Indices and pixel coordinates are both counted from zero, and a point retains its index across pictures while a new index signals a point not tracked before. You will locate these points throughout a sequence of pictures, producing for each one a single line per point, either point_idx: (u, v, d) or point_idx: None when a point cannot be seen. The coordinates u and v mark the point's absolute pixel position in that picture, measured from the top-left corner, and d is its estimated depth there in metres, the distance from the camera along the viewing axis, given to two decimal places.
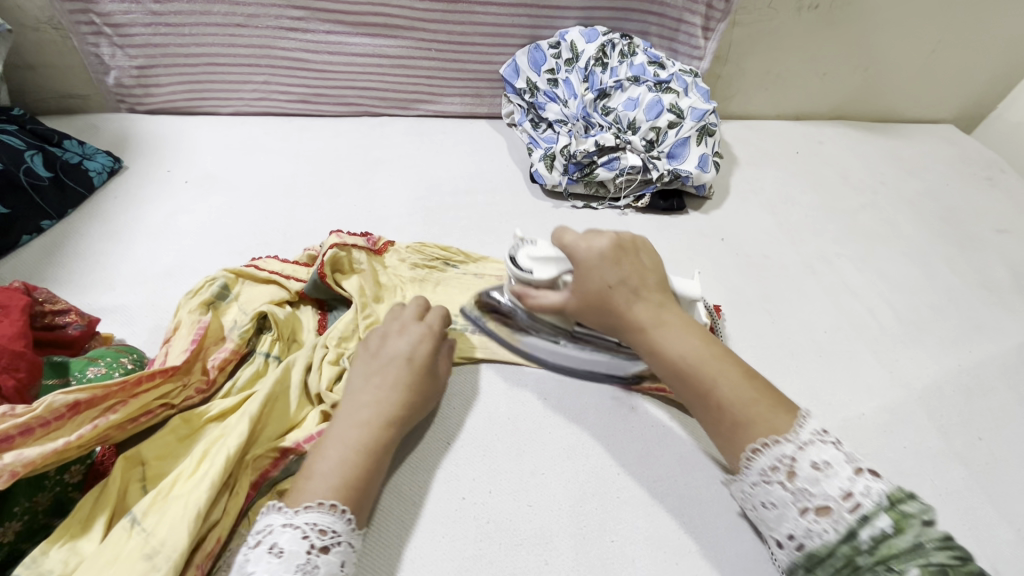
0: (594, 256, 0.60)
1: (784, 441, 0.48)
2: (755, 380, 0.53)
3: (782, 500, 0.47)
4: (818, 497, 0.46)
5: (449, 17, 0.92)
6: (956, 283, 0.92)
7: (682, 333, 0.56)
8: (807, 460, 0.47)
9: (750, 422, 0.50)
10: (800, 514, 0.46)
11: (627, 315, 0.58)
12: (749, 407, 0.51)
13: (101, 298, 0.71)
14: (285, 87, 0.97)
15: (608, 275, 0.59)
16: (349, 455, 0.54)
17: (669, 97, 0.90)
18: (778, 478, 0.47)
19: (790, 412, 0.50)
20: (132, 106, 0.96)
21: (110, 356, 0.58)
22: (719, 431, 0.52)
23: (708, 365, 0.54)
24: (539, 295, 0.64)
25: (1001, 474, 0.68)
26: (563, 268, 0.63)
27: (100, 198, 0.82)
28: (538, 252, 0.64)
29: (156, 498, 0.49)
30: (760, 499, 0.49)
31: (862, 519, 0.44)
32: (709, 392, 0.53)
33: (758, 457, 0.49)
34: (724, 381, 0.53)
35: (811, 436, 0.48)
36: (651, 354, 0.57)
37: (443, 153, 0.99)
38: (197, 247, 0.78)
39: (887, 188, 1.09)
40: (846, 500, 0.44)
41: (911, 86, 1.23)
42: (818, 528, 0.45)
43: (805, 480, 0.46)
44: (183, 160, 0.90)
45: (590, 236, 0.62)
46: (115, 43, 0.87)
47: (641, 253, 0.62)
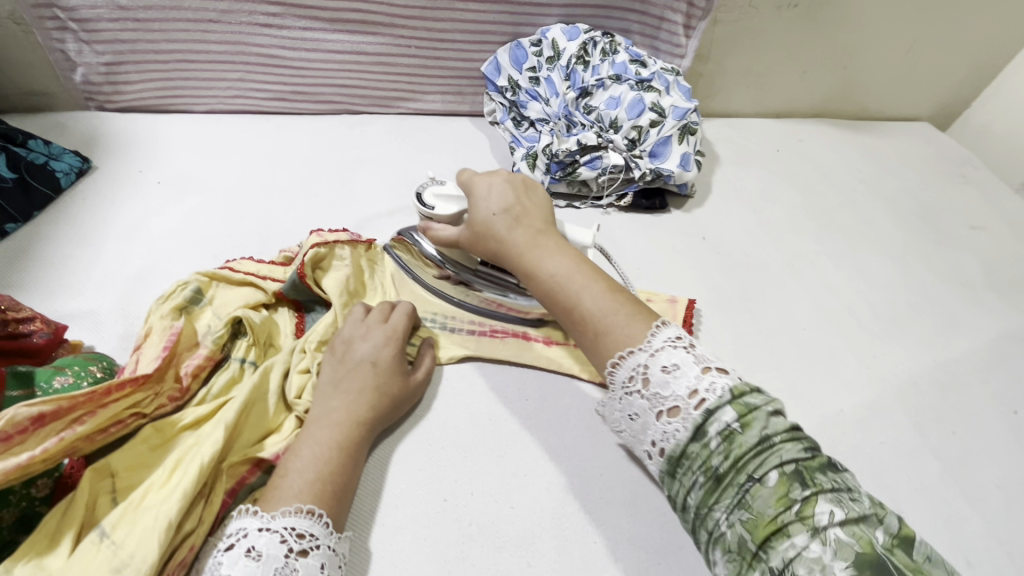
0: (485, 191, 0.66)
1: (638, 351, 0.51)
2: (613, 286, 0.57)
3: (642, 408, 0.50)
4: (669, 399, 0.48)
5: (428, 14, 0.90)
6: (932, 279, 0.94)
7: (553, 255, 0.60)
8: (658, 365, 0.49)
9: (610, 329, 0.53)
10: (658, 418, 0.48)
11: (505, 238, 0.62)
12: (609, 317, 0.54)
13: (69, 303, 0.68)
14: (262, 85, 0.95)
15: (492, 204, 0.64)
16: (325, 453, 0.54)
17: (651, 96, 0.90)
18: (636, 389, 0.50)
19: (647, 319, 0.53)
20: (101, 103, 0.93)
21: (78, 364, 0.56)
22: (587, 343, 0.55)
23: (572, 282, 0.57)
24: (438, 227, 0.69)
25: (973, 467, 0.70)
26: (461, 203, 0.69)
27: (68, 200, 0.80)
28: (443, 190, 0.70)
29: (128, 510, 0.48)
30: (627, 411, 0.52)
31: (706, 414, 0.46)
32: (575, 304, 0.56)
33: (620, 367, 0.52)
34: (587, 294, 0.56)
35: (663, 343, 0.50)
36: (528, 275, 0.60)
37: (424, 151, 0.98)
38: (169, 249, 0.76)
39: (865, 185, 1.11)
40: (691, 397, 0.47)
41: (889, 84, 1.24)
42: (672, 428, 0.47)
43: (657, 386, 0.49)
44: (155, 160, 0.87)
45: (489, 177, 0.67)
46: (81, 39, 0.84)
47: (532, 190, 0.67)
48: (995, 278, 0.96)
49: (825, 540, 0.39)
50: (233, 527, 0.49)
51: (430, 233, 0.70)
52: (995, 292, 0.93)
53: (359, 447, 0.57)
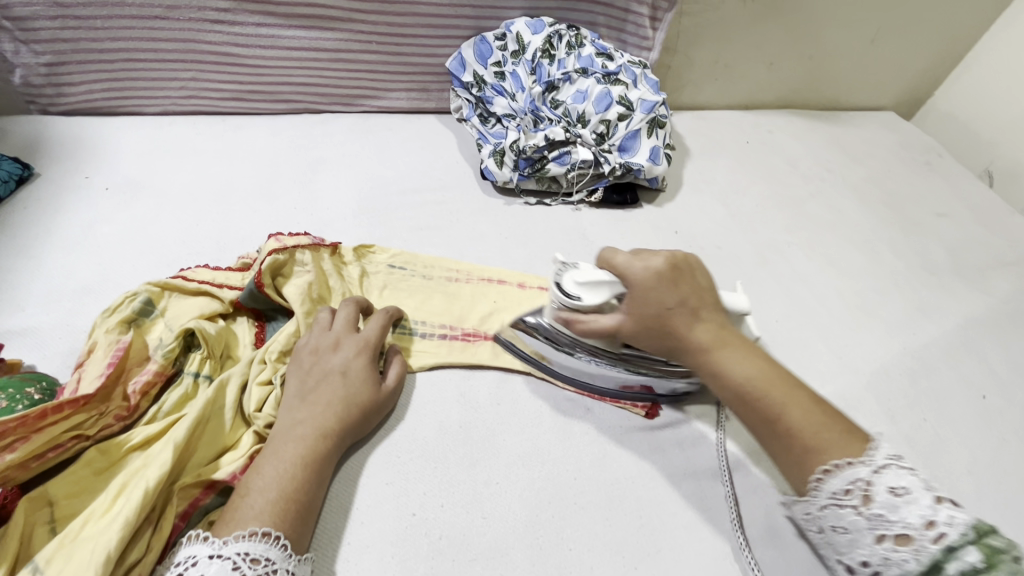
0: (647, 275, 0.55)
1: (859, 465, 0.45)
2: (820, 404, 0.50)
3: (856, 526, 0.45)
4: (896, 525, 0.43)
5: (389, 8, 0.87)
6: (900, 267, 0.95)
7: (746, 357, 0.53)
8: (884, 487, 0.44)
9: (825, 447, 0.47)
10: (877, 542, 0.43)
11: (688, 339, 0.54)
12: (822, 435, 0.48)
13: (9, 319, 0.64)
14: (216, 84, 0.91)
15: (664, 297, 0.55)
16: (288, 469, 0.51)
17: (618, 89, 0.89)
18: (851, 502, 0.45)
19: (863, 441, 0.47)
20: (44, 107, 0.88)
21: (13, 386, 0.53)
22: (782, 458, 0.50)
23: (775, 394, 0.50)
24: (588, 320, 0.59)
25: (945, 454, 0.70)
26: (615, 291, 0.58)
27: (8, 210, 0.75)
28: (585, 275, 0.59)
29: (65, 540, 0.45)
30: (828, 522, 0.46)
31: (946, 551, 0.41)
32: (776, 417, 0.49)
33: (830, 479, 0.46)
34: (797, 408, 0.49)
35: (887, 461, 0.45)
36: (713, 381, 0.53)
37: (390, 150, 0.95)
38: (119, 260, 0.72)
39: (834, 176, 1.11)
40: (929, 529, 0.41)
41: (854, 74, 1.25)
42: (899, 558, 0.42)
43: (880, 506, 0.43)
44: (103, 165, 0.83)
45: (645, 255, 0.57)
46: (17, 38, 0.79)
47: (696, 267, 0.58)
48: (962, 264, 0.98)
49: None
50: (182, 557, 0.46)
51: (576, 323, 0.60)
52: (962, 278, 0.95)
53: (325, 460, 0.54)
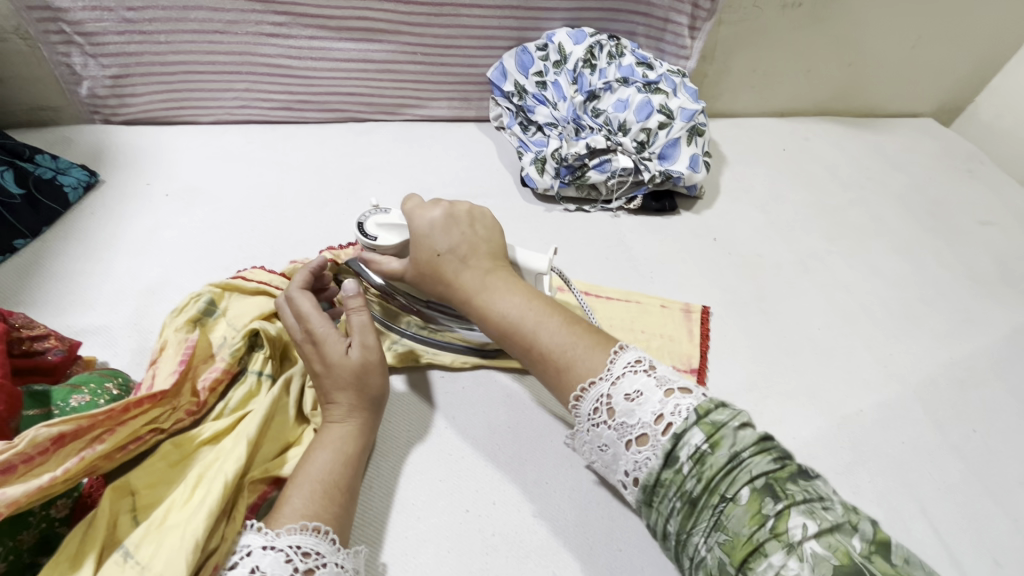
0: (426, 226, 0.61)
1: (601, 381, 0.50)
2: (575, 325, 0.56)
3: (610, 439, 0.49)
4: (637, 428, 0.48)
5: (434, 20, 0.90)
6: (945, 276, 0.94)
7: (505, 293, 0.58)
8: (620, 394, 0.49)
9: (576, 363, 0.53)
10: (628, 448, 0.48)
11: (455, 284, 0.59)
12: (572, 351, 0.53)
13: (83, 319, 0.68)
14: (268, 94, 0.94)
15: (435, 244, 0.60)
16: (332, 457, 0.54)
17: (658, 97, 0.90)
18: (602, 419, 0.50)
19: (607, 346, 0.53)
20: (107, 117, 0.92)
21: (94, 382, 0.56)
22: (551, 379, 0.54)
23: (527, 321, 0.56)
24: (386, 261, 0.63)
25: (996, 464, 0.69)
26: (403, 233, 0.63)
27: (77, 214, 0.79)
28: (385, 218, 0.64)
29: (152, 526, 0.47)
30: (596, 443, 0.51)
31: (676, 439, 0.45)
32: (532, 344, 0.55)
33: (583, 401, 0.51)
34: (544, 328, 0.55)
35: (624, 369, 0.50)
36: (479, 317, 0.58)
37: (432, 157, 0.97)
38: (180, 263, 0.76)
39: (874, 183, 1.10)
40: (658, 423, 0.46)
41: (894, 81, 1.24)
42: (643, 457, 0.47)
43: (622, 416, 0.48)
44: (163, 172, 0.87)
45: (425, 207, 0.62)
46: (86, 52, 0.83)
47: (478, 220, 0.63)
48: (1008, 273, 0.96)
49: (801, 556, 0.38)
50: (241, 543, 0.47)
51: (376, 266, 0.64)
52: (1008, 287, 0.93)
53: (360, 446, 0.56)
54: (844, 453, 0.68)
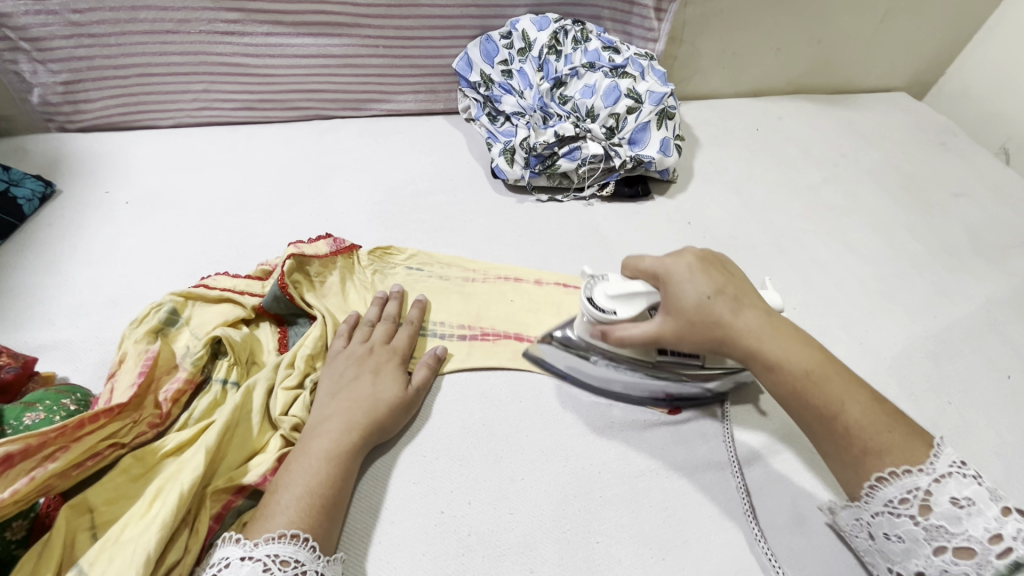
0: (685, 271, 0.55)
1: (919, 472, 0.45)
2: (880, 402, 0.49)
3: (912, 536, 0.45)
4: (958, 537, 0.43)
5: (395, 12, 0.88)
6: (919, 250, 0.94)
7: (792, 350, 0.52)
8: (945, 497, 0.44)
9: (886, 451, 0.47)
10: (936, 553, 0.44)
11: (735, 325, 0.53)
12: (877, 432, 0.47)
13: (40, 334, 0.66)
14: (228, 95, 0.92)
15: (702, 286, 0.54)
16: (315, 465, 0.52)
17: (626, 82, 0.89)
18: (908, 512, 0.45)
19: (921, 439, 0.47)
20: (62, 124, 0.89)
21: (50, 399, 0.54)
22: (845, 460, 0.49)
23: (832, 384, 0.50)
24: (625, 331, 0.58)
25: (973, 436, 0.69)
26: (651, 301, 0.57)
27: (33, 227, 0.77)
28: (615, 287, 0.58)
29: (107, 544, 0.46)
30: (882, 530, 0.47)
31: (1011, 566, 0.41)
32: (832, 410, 0.49)
33: (885, 486, 0.46)
34: (853, 403, 0.49)
35: (950, 468, 0.45)
36: (760, 370, 0.52)
37: (401, 153, 0.96)
38: (142, 272, 0.74)
39: (847, 160, 1.10)
40: (992, 543, 0.42)
41: (864, 56, 1.24)
42: (956, 570, 0.43)
43: (940, 518, 0.44)
44: (122, 179, 0.84)
45: (681, 257, 0.57)
46: (35, 59, 0.80)
47: (727, 265, 0.58)
48: (982, 244, 0.96)
49: None
50: (217, 556, 0.46)
51: (614, 337, 0.59)
52: (982, 258, 0.93)
53: (352, 457, 0.55)
54: None
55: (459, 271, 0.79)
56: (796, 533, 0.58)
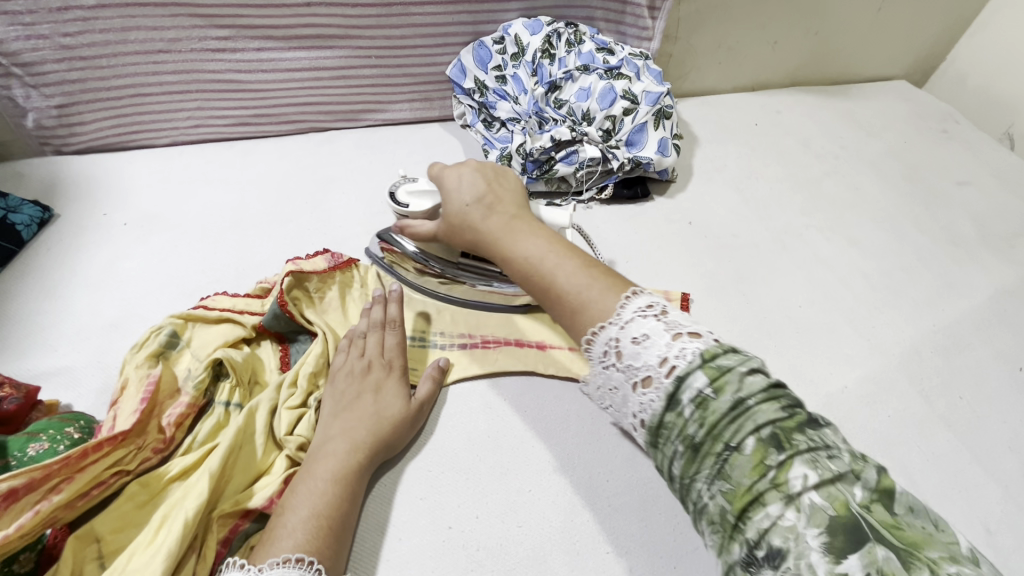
0: (458, 185, 0.61)
1: (608, 325, 0.47)
2: (594, 267, 0.52)
3: (620, 381, 0.46)
4: (642, 369, 0.44)
5: (385, 21, 0.87)
6: (925, 241, 0.93)
7: (530, 236, 0.56)
8: (630, 338, 0.46)
9: (592, 301, 0.49)
10: (635, 390, 0.45)
11: (482, 228, 0.58)
12: (587, 291, 0.50)
13: (43, 361, 0.66)
14: (222, 111, 0.92)
15: (466, 196, 0.60)
16: (322, 487, 0.52)
17: (621, 83, 0.88)
18: (612, 361, 0.47)
19: (620, 291, 0.49)
20: (58, 147, 0.89)
21: (53, 428, 0.54)
22: (566, 322, 0.51)
23: (546, 262, 0.53)
24: (415, 225, 0.66)
25: (986, 431, 0.68)
26: (438, 200, 0.66)
27: (33, 252, 0.77)
28: (416, 187, 0.68)
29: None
30: (608, 384, 0.48)
31: (678, 382, 0.42)
32: (550, 280, 0.52)
33: (595, 341, 0.48)
34: (563, 273, 0.52)
35: (633, 313, 0.47)
36: (503, 259, 0.56)
37: (397, 162, 0.95)
38: (142, 293, 0.74)
39: (849, 152, 1.09)
40: (663, 366, 0.43)
41: (862, 46, 1.22)
42: (648, 399, 0.43)
43: (629, 358, 0.45)
44: (120, 201, 0.84)
45: (460, 168, 0.63)
46: (27, 84, 0.80)
47: (505, 177, 0.63)
48: (988, 233, 0.95)
49: (800, 507, 0.35)
50: None
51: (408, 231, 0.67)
52: (988, 248, 0.92)
53: (358, 478, 0.55)
54: None
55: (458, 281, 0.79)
56: None
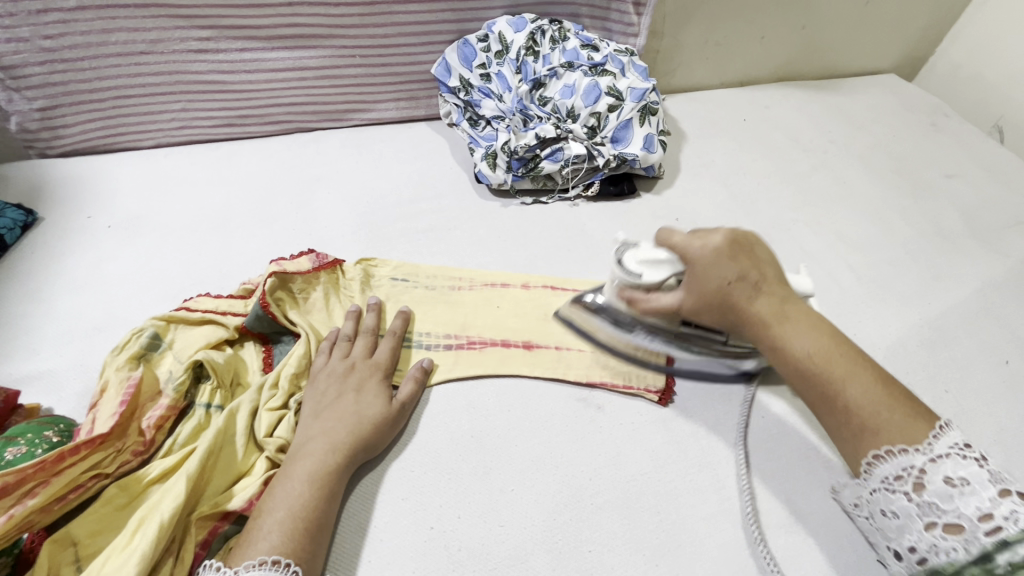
0: (709, 253, 0.55)
1: (913, 453, 0.44)
2: (892, 386, 0.48)
3: (906, 511, 0.45)
4: (949, 514, 0.42)
5: (370, 20, 0.87)
6: (912, 235, 0.92)
7: (804, 332, 0.51)
8: (939, 475, 0.43)
9: (882, 429, 0.46)
10: (926, 529, 0.43)
11: (751, 309, 0.53)
12: (881, 412, 0.46)
13: (25, 365, 0.66)
14: (206, 112, 0.91)
15: (726, 271, 0.53)
16: (300, 487, 0.52)
17: (606, 80, 0.88)
18: (902, 488, 0.45)
19: (923, 417, 0.45)
20: (42, 151, 0.89)
21: (32, 432, 0.54)
22: (843, 436, 0.48)
23: (834, 366, 0.48)
24: (654, 298, 0.60)
25: (971, 424, 0.68)
26: (675, 270, 0.59)
27: (16, 256, 0.77)
28: (646, 254, 0.60)
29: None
30: (879, 507, 0.47)
31: (998, 543, 0.39)
32: (832, 391, 0.48)
33: (880, 465, 0.46)
34: (856, 384, 0.47)
35: (949, 449, 0.43)
36: (770, 351, 0.52)
37: (383, 162, 0.95)
38: (126, 296, 0.74)
39: (837, 146, 1.09)
40: (982, 519, 0.40)
41: (850, 39, 1.22)
42: (947, 545, 0.42)
43: (934, 495, 0.43)
44: (104, 204, 0.84)
45: (703, 234, 0.56)
46: (9, 87, 0.80)
47: (755, 249, 0.55)
48: (976, 225, 0.95)
49: None
50: None
51: (637, 304, 0.62)
52: (976, 240, 0.92)
53: (336, 478, 0.54)
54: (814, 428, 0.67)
55: (444, 279, 0.78)
56: (791, 533, 0.58)
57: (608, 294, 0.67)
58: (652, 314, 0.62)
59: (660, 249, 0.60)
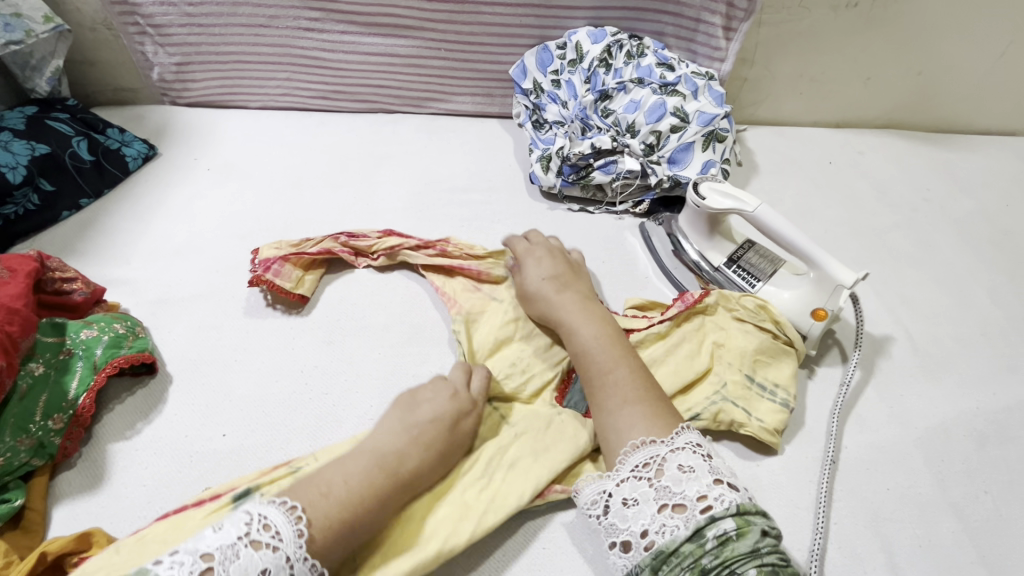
0: (529, 253, 0.74)
1: (659, 444, 0.54)
2: (636, 398, 0.59)
3: (645, 495, 0.52)
4: (678, 496, 0.51)
5: (458, 18, 0.94)
6: (995, 316, 0.82)
7: (587, 325, 0.65)
8: (675, 463, 0.53)
9: (624, 433, 0.57)
10: (659, 511, 0.51)
11: (556, 301, 0.68)
12: (619, 427, 0.58)
13: (117, 270, 0.79)
14: (306, 84, 1.03)
15: (545, 270, 0.72)
16: (361, 474, 0.53)
17: (674, 100, 0.87)
18: (647, 474, 0.53)
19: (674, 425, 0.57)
20: (174, 99, 1.04)
21: (104, 321, 0.65)
22: (611, 432, 0.58)
23: (598, 361, 0.63)
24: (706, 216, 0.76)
25: (1002, 534, 0.60)
26: (733, 208, 0.73)
27: (133, 181, 0.91)
28: (720, 186, 0.75)
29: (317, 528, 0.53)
30: (620, 497, 0.53)
31: (710, 519, 0.49)
32: (603, 396, 0.61)
33: (635, 452, 0.55)
34: (614, 395, 0.60)
35: (685, 444, 0.54)
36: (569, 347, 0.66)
37: (449, 151, 1.01)
38: (206, 231, 0.85)
39: (930, 206, 0.99)
40: (700, 500, 0.50)
41: (975, 93, 1.09)
42: (673, 523, 0.50)
43: (669, 480, 0.52)
44: (210, 150, 0.97)
45: (539, 257, 0.74)
46: (157, 42, 0.96)
47: (579, 272, 0.74)
48: None
49: None
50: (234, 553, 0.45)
51: (695, 214, 0.78)
52: None
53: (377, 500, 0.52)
54: (812, 490, 0.62)
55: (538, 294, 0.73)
56: None
57: (692, 233, 0.80)
58: (701, 224, 0.78)
59: (739, 188, 0.74)
